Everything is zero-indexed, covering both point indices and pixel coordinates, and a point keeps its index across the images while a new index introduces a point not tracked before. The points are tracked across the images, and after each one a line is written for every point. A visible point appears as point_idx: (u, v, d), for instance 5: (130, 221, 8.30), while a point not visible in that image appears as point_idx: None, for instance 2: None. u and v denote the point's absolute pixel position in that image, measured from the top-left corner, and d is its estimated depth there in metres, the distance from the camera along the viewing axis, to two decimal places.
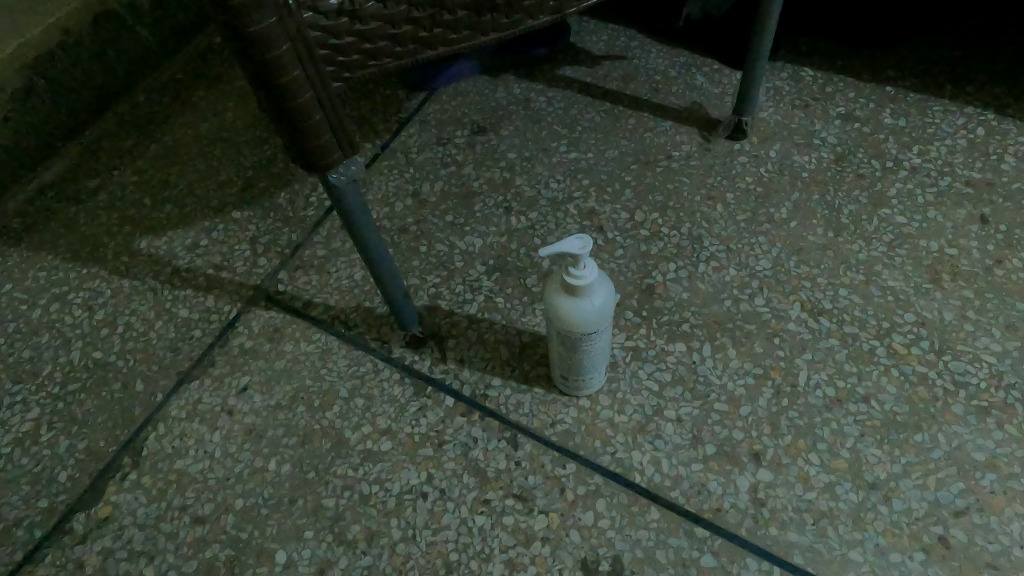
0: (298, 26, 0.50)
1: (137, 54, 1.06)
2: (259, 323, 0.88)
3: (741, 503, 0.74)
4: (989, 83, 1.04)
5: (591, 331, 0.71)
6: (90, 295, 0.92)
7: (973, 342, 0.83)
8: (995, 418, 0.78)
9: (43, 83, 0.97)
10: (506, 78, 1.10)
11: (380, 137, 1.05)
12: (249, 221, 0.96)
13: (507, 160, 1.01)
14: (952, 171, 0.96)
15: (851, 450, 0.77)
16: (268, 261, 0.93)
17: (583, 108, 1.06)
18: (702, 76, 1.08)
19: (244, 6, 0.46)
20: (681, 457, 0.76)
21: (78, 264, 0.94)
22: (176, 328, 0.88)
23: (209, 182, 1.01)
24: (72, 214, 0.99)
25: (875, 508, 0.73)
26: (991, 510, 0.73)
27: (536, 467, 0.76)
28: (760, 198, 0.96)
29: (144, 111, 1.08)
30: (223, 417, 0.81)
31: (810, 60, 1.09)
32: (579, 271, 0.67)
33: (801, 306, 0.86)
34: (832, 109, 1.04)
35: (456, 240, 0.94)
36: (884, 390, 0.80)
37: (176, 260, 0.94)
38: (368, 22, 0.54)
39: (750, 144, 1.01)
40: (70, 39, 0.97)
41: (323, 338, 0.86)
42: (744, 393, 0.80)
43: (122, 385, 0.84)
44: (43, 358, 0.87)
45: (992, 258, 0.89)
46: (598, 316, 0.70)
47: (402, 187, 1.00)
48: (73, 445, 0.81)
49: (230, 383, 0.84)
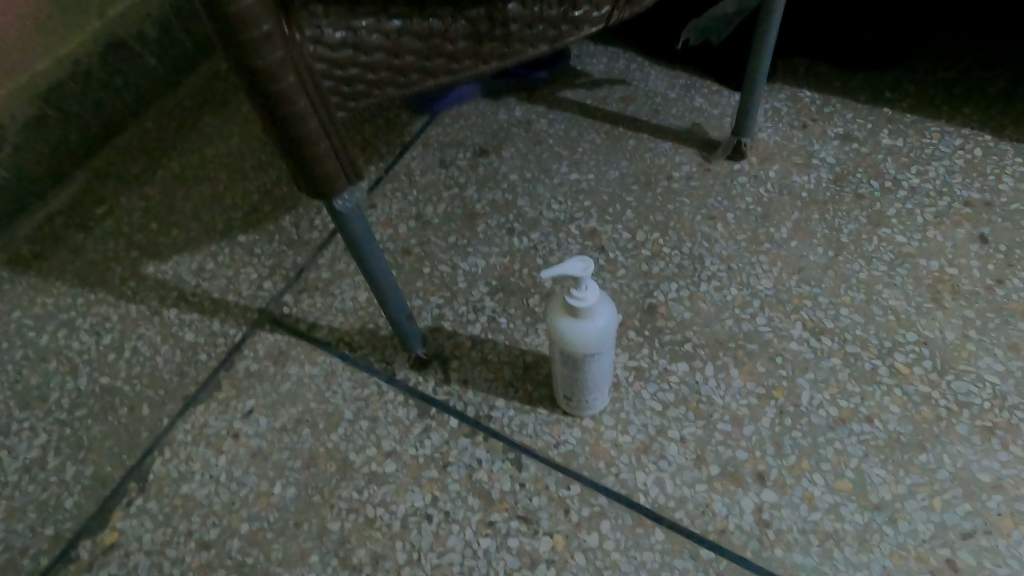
0: (303, 59, 0.52)
1: (145, 81, 1.08)
2: (264, 346, 0.88)
3: (746, 525, 0.74)
4: (985, 104, 1.05)
5: (592, 352, 0.71)
6: (97, 320, 0.92)
7: (975, 362, 0.83)
8: (999, 439, 0.78)
9: (55, 113, 0.99)
10: (507, 101, 1.12)
11: (384, 159, 1.06)
12: (254, 244, 0.97)
13: (509, 181, 1.02)
14: (950, 191, 0.97)
15: (856, 470, 0.77)
16: (273, 283, 0.94)
17: (584, 130, 1.07)
18: (701, 97, 1.10)
19: (251, 42, 0.47)
20: (685, 477, 0.76)
21: (86, 289, 0.95)
22: (181, 352, 0.89)
23: (215, 207, 1.02)
24: (80, 240, 1.00)
25: (881, 529, 0.73)
26: (999, 532, 0.73)
27: (540, 489, 0.76)
28: (760, 218, 0.96)
29: (152, 136, 1.09)
30: (228, 440, 0.82)
31: (806, 82, 1.11)
32: (580, 294, 0.67)
33: (803, 326, 0.87)
34: (830, 129, 1.05)
35: (459, 261, 0.95)
36: (887, 410, 0.80)
37: (182, 283, 0.95)
38: (372, 54, 0.55)
39: (750, 164, 1.02)
40: (79, 69, 1.00)
41: (327, 359, 0.87)
42: (747, 413, 0.81)
43: (128, 410, 0.85)
44: (50, 383, 0.87)
45: (992, 278, 0.89)
46: (601, 338, 0.70)
47: (406, 209, 1.01)
48: (80, 470, 0.81)
49: (235, 406, 0.84)
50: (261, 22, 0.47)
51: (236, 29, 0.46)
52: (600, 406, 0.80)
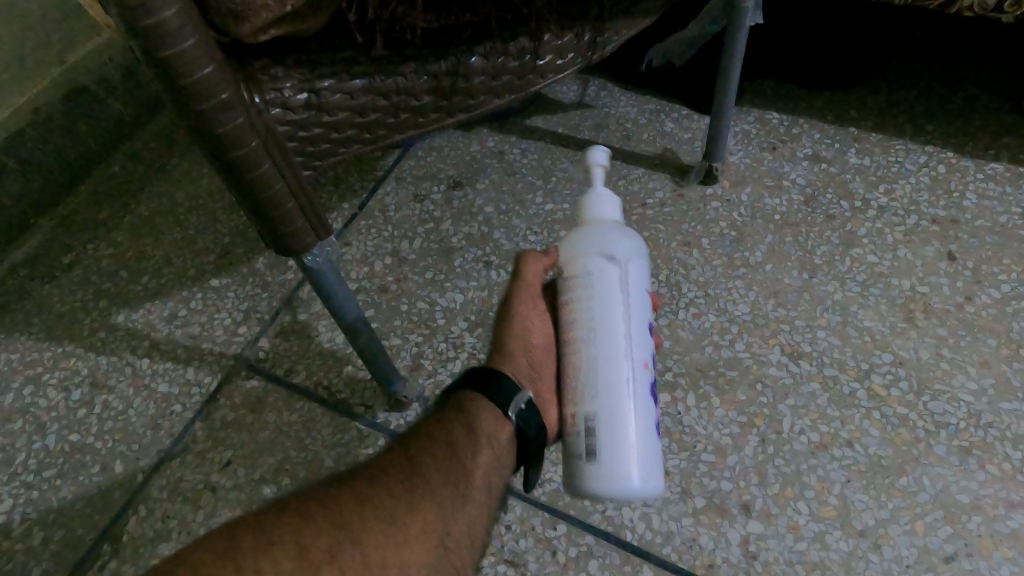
0: (265, 123, 0.51)
1: (109, 125, 1.07)
2: (240, 394, 0.86)
3: (733, 558, 0.74)
4: (946, 120, 1.07)
5: (607, 262, 0.58)
6: (66, 375, 0.89)
7: (950, 381, 0.84)
8: (976, 458, 0.79)
9: (15, 163, 0.97)
10: (479, 132, 1.11)
11: (358, 196, 1.05)
12: (228, 289, 0.95)
13: (485, 214, 1.02)
14: (917, 209, 0.99)
15: (839, 497, 0.77)
16: (248, 327, 0.91)
17: (557, 159, 1.07)
18: (671, 122, 1.11)
19: (208, 110, 0.46)
20: (671, 511, 0.77)
21: (53, 344, 0.92)
22: (155, 405, 0.86)
23: (186, 251, 0.99)
24: (46, 292, 0.97)
25: (866, 556, 0.74)
26: (981, 554, 0.73)
27: (526, 530, 0.76)
28: (735, 242, 0.97)
29: (119, 181, 1.07)
30: (206, 495, 0.79)
31: (773, 103, 1.12)
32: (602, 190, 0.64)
33: (781, 350, 0.87)
34: (799, 150, 1.06)
35: (437, 297, 0.94)
36: (867, 433, 0.81)
37: (154, 332, 0.92)
38: (336, 114, 0.55)
39: (722, 188, 1.03)
40: (40, 118, 0.99)
41: (306, 406, 0.84)
42: (729, 442, 0.81)
43: (101, 468, 0.82)
44: (17, 446, 0.84)
45: (962, 295, 0.91)
46: (624, 252, 0.59)
47: (382, 245, 1.00)
48: (49, 535, 0.78)
49: (212, 459, 0.81)
50: (220, 91, 0.46)
51: (193, 101, 0.46)
52: (603, 467, 0.54)
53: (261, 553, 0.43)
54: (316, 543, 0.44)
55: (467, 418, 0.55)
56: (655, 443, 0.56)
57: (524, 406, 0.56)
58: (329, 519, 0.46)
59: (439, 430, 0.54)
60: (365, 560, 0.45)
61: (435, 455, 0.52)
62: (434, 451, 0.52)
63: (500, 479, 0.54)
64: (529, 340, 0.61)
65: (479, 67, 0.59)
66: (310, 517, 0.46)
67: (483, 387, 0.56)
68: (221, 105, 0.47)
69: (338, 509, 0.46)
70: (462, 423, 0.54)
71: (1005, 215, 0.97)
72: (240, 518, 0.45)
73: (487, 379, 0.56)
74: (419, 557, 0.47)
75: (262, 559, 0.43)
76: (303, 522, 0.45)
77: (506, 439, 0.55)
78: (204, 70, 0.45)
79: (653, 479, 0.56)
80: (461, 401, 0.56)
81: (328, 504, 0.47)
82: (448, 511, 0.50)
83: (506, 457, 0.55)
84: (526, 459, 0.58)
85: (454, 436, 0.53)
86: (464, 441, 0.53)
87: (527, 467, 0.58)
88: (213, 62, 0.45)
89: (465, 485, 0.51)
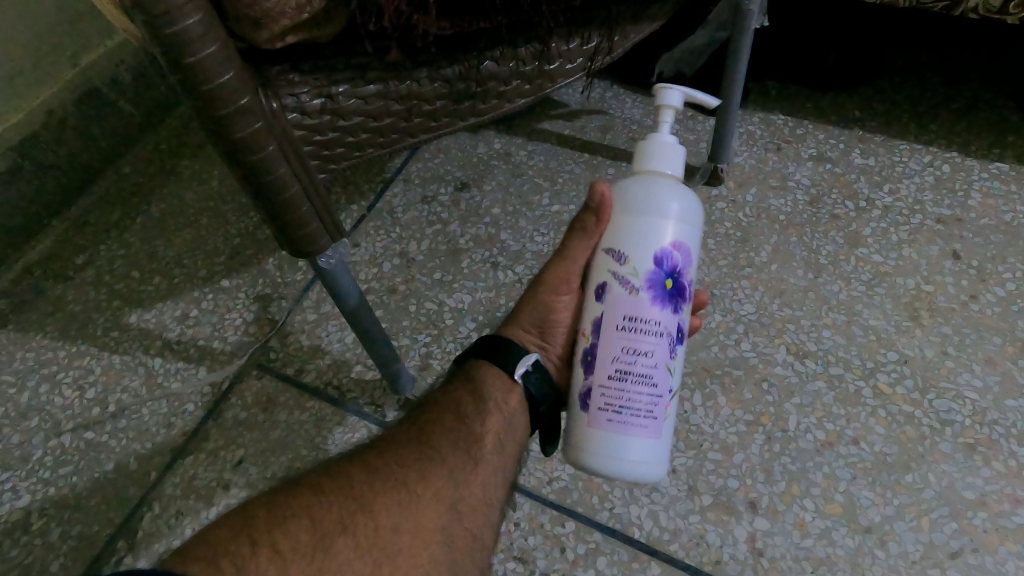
0: (282, 126, 0.52)
1: (121, 127, 1.08)
2: (252, 394, 0.87)
3: (740, 555, 0.74)
4: (951, 120, 1.08)
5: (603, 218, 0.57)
6: (80, 373, 0.91)
7: (955, 379, 0.85)
8: (982, 455, 0.79)
9: (29, 164, 0.99)
10: (486, 134, 1.12)
11: (366, 198, 1.06)
12: (238, 289, 0.96)
13: (492, 216, 1.03)
14: (922, 209, 0.99)
15: (845, 494, 0.78)
16: (259, 327, 0.93)
17: (563, 160, 1.08)
18: (676, 123, 1.11)
19: (229, 115, 0.48)
20: (678, 509, 0.77)
21: (67, 342, 0.94)
22: (167, 404, 0.87)
23: (197, 252, 1.01)
24: (60, 292, 0.99)
25: (872, 552, 0.74)
26: (986, 550, 0.74)
27: (535, 527, 0.77)
28: (740, 242, 0.98)
29: (130, 183, 1.09)
30: (219, 493, 0.80)
31: (778, 105, 1.13)
32: (662, 136, 0.56)
33: (786, 349, 0.88)
34: (804, 151, 1.07)
35: (445, 298, 0.95)
36: (872, 431, 0.82)
37: (166, 332, 0.93)
38: (350, 118, 0.56)
39: (727, 189, 1.03)
40: (53, 120, 1.00)
41: (317, 405, 0.85)
42: (735, 440, 0.82)
43: (116, 465, 0.83)
44: (33, 443, 0.86)
45: (967, 293, 0.91)
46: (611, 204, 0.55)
47: (390, 246, 1.01)
48: (65, 530, 0.79)
49: (225, 457, 0.82)
50: (239, 97, 0.47)
51: (213, 106, 0.47)
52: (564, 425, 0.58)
53: (275, 526, 0.44)
54: (329, 514, 0.46)
55: (475, 389, 0.57)
56: (582, 418, 0.54)
57: (530, 368, 0.57)
58: (341, 491, 0.48)
59: (444, 402, 0.56)
60: (379, 526, 0.47)
61: (444, 425, 0.54)
62: (443, 422, 0.54)
63: (511, 445, 0.56)
64: (552, 312, 0.62)
65: (490, 73, 0.60)
66: (321, 492, 0.47)
67: (494, 353, 0.59)
68: (241, 109, 0.48)
69: (350, 483, 0.49)
70: (469, 392, 0.57)
71: (1009, 215, 0.98)
72: (251, 500, 0.47)
73: (499, 346, 0.59)
74: (432, 520, 0.49)
75: (276, 532, 0.44)
76: (315, 496, 0.47)
77: (515, 403, 0.57)
78: (224, 76, 0.46)
79: (577, 453, 0.55)
80: (470, 371, 0.59)
81: (336, 478, 0.49)
82: (459, 475, 0.52)
83: (519, 422, 0.58)
84: (538, 423, 0.59)
85: (460, 405, 0.56)
86: (471, 410, 0.55)
87: (542, 433, 0.60)
88: (232, 68, 0.46)
89: (475, 450, 0.54)
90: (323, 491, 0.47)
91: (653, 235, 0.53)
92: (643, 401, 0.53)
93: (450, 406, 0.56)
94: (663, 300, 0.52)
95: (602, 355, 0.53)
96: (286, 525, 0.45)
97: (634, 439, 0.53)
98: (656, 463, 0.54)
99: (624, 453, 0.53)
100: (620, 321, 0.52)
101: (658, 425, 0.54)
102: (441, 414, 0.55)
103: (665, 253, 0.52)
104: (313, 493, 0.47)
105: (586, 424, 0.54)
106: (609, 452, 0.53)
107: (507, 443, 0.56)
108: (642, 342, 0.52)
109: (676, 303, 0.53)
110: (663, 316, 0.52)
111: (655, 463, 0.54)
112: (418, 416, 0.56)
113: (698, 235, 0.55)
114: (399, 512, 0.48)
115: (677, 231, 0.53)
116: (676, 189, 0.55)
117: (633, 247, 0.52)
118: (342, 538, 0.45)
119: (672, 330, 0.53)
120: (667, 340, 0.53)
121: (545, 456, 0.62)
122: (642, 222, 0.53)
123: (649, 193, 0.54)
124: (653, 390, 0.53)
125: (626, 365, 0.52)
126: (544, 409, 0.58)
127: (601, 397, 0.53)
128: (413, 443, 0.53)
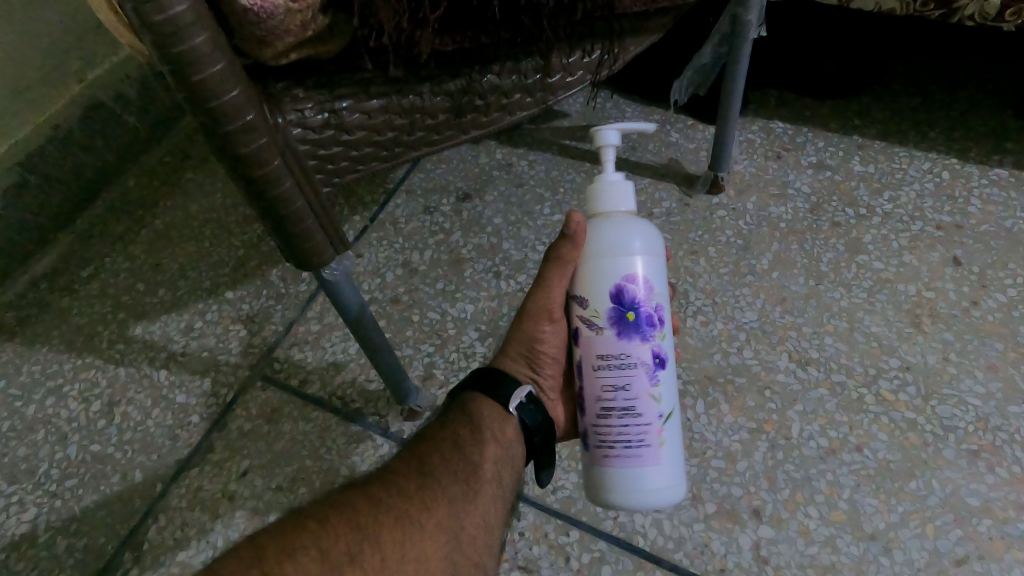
0: (286, 141, 0.53)
1: (125, 140, 1.09)
2: (256, 405, 0.87)
3: (744, 563, 0.75)
4: (950, 127, 1.08)
5: None
6: (85, 386, 0.91)
7: (957, 385, 0.85)
8: (985, 461, 0.79)
9: (36, 178, 1.00)
10: (487, 144, 1.13)
11: (368, 209, 1.07)
12: (242, 300, 0.97)
13: (493, 226, 1.03)
14: (922, 215, 1.00)
15: (849, 501, 0.78)
16: (263, 339, 0.93)
17: (565, 169, 1.09)
18: (676, 132, 1.12)
19: (233, 132, 0.48)
20: (682, 517, 0.77)
21: (72, 355, 0.94)
22: (173, 416, 0.88)
23: (201, 264, 1.01)
24: (66, 305, 0.99)
25: (876, 560, 0.74)
26: (991, 557, 0.74)
27: (540, 537, 0.78)
28: (741, 250, 0.98)
29: (135, 196, 1.10)
30: (224, 504, 0.80)
31: (777, 113, 1.13)
32: (606, 174, 0.57)
33: (789, 357, 0.88)
34: (804, 159, 1.07)
35: (448, 307, 0.96)
36: (875, 438, 0.82)
37: (171, 344, 0.94)
38: (355, 132, 0.57)
39: (728, 197, 1.04)
40: (59, 135, 1.01)
41: (321, 416, 0.86)
42: (739, 448, 0.82)
43: (121, 477, 0.83)
44: (39, 455, 0.86)
45: (968, 299, 0.92)
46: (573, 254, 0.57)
47: (393, 257, 1.01)
48: (72, 543, 0.79)
49: (230, 468, 0.83)
50: (244, 114, 0.48)
51: (218, 123, 0.48)
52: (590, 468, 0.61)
53: (284, 558, 0.45)
54: (335, 545, 0.47)
55: (471, 417, 0.57)
56: (586, 457, 0.57)
57: (524, 399, 0.58)
58: (346, 521, 0.48)
59: (442, 431, 0.56)
60: (383, 555, 0.47)
61: (443, 453, 0.55)
62: (442, 450, 0.55)
63: (508, 475, 0.57)
64: (538, 342, 0.61)
65: (491, 86, 0.61)
66: (327, 522, 0.48)
67: (490, 388, 0.59)
68: (247, 126, 0.48)
69: (354, 513, 0.49)
70: (465, 418, 0.57)
71: (1010, 221, 0.98)
72: (260, 533, 0.47)
73: (494, 381, 0.59)
74: (435, 548, 0.49)
75: (284, 564, 0.44)
76: (321, 527, 0.48)
77: (510, 435, 0.58)
78: (231, 93, 0.47)
79: (592, 492, 0.57)
80: (463, 401, 0.59)
81: (341, 508, 0.49)
82: (459, 503, 0.52)
83: (514, 453, 0.58)
84: (532, 454, 0.60)
85: (458, 433, 0.56)
86: (468, 438, 0.56)
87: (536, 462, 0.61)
88: (239, 86, 0.47)
89: (474, 480, 0.54)
90: (329, 521, 0.48)
91: (608, 275, 0.54)
92: (632, 432, 0.54)
93: (449, 435, 0.56)
94: (627, 334, 0.54)
95: (589, 397, 0.56)
96: (294, 556, 0.45)
97: (634, 468, 0.55)
98: (663, 485, 0.55)
99: (630, 484, 0.55)
100: (595, 362, 0.55)
101: (655, 451, 0.55)
102: (440, 441, 0.56)
103: (620, 289, 0.54)
104: (319, 524, 0.48)
105: (590, 462, 0.57)
106: (613, 486, 0.55)
107: (505, 473, 0.56)
108: (618, 377, 0.54)
109: (645, 333, 0.54)
110: (633, 348, 0.54)
111: (662, 486, 0.55)
112: (418, 446, 0.56)
113: (655, 260, 0.55)
114: (403, 541, 0.49)
115: (627, 266, 0.54)
116: (625, 225, 0.56)
117: (592, 291, 0.55)
118: (349, 567, 0.46)
119: (647, 358, 0.54)
120: (644, 370, 0.54)
121: (540, 486, 0.62)
122: (600, 266, 0.55)
123: (596, 237, 0.55)
124: (639, 420, 0.54)
125: (610, 402, 0.55)
126: (538, 440, 0.59)
127: (596, 436, 0.56)
128: (414, 472, 0.53)
